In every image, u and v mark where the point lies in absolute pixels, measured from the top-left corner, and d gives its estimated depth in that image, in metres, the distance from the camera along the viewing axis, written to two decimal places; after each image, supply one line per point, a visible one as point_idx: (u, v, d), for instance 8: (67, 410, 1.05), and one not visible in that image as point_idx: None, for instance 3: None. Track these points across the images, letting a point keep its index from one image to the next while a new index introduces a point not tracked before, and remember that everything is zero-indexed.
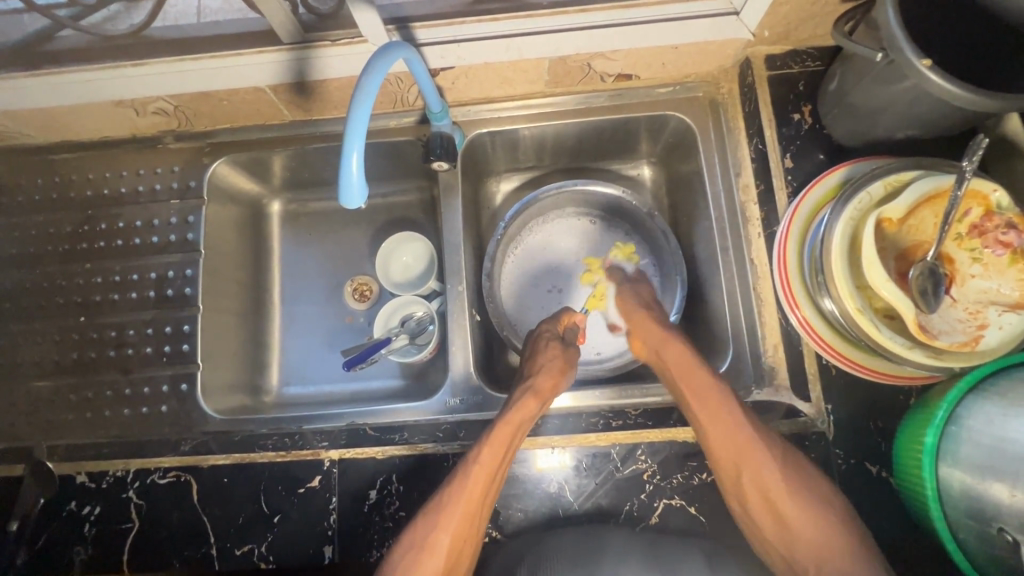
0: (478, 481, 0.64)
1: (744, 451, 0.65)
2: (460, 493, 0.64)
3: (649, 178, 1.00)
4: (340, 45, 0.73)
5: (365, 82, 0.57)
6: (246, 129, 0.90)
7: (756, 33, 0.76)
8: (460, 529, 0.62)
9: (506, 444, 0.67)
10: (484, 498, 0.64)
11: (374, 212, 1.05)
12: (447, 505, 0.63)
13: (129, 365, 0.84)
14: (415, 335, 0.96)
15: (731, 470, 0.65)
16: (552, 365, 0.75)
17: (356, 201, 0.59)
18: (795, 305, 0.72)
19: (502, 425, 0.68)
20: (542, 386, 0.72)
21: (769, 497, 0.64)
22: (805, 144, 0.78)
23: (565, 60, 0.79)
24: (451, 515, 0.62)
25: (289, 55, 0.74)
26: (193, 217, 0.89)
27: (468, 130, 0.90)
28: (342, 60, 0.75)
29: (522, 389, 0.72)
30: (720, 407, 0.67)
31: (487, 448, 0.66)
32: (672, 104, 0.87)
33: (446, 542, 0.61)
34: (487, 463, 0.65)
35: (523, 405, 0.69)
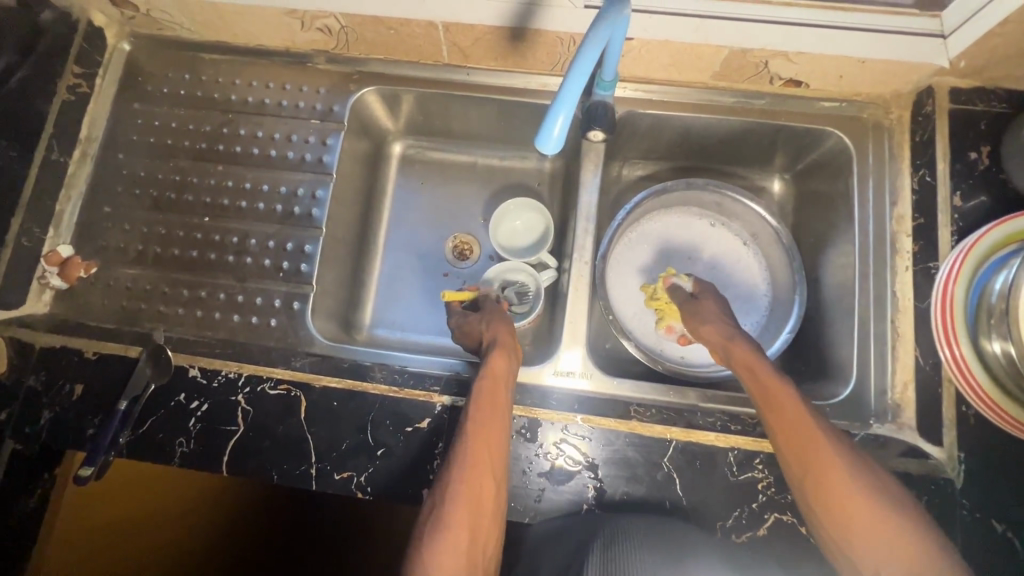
0: (477, 435, 0.64)
1: (817, 451, 0.60)
2: (466, 447, 0.63)
3: (778, 192, 0.98)
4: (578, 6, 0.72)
5: (601, 25, 0.55)
6: (398, 64, 0.90)
7: (952, 62, 0.74)
8: (478, 477, 0.61)
9: (490, 394, 0.68)
10: (489, 465, 0.63)
11: (492, 173, 1.04)
12: (461, 458, 0.63)
13: (246, 274, 0.84)
14: (513, 300, 0.94)
15: (806, 474, 0.60)
16: (497, 326, 0.77)
17: (545, 147, 0.61)
18: (950, 341, 0.70)
19: (484, 378, 0.69)
20: (505, 342, 0.74)
21: (828, 491, 0.58)
22: (977, 185, 0.75)
23: (746, 54, 0.77)
24: (463, 468, 0.62)
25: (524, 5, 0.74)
26: (331, 139, 0.89)
27: (620, 107, 0.87)
28: (569, 19, 0.74)
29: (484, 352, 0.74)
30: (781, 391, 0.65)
31: (476, 403, 0.67)
32: (834, 121, 0.84)
33: (461, 516, 0.58)
34: (480, 431, 0.64)
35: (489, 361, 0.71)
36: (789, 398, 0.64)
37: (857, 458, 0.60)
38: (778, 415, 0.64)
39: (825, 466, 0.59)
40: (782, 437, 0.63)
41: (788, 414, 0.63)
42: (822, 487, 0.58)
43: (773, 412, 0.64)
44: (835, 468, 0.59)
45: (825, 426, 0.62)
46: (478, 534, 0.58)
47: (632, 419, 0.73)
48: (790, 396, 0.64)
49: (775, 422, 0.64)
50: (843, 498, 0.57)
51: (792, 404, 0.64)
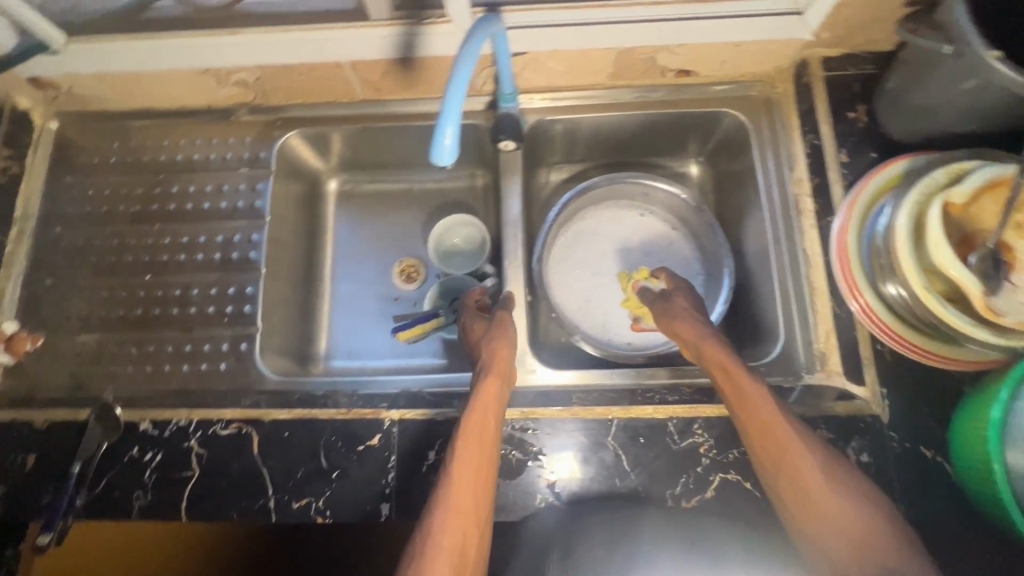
0: (464, 474, 0.65)
1: (792, 460, 0.63)
2: (452, 489, 0.64)
3: (695, 175, 1.03)
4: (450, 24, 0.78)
5: (471, 43, 0.62)
6: (317, 107, 0.95)
7: (815, 34, 0.80)
8: (463, 519, 0.63)
9: (479, 431, 0.68)
10: (475, 497, 0.64)
11: (426, 196, 1.08)
12: (445, 501, 0.64)
13: (192, 324, 0.86)
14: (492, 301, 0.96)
15: (774, 459, 0.64)
16: (495, 343, 0.76)
17: (446, 159, 0.61)
18: (855, 292, 0.75)
19: (473, 410, 0.69)
20: (499, 366, 0.74)
21: (795, 475, 0.63)
22: (859, 141, 0.81)
23: (631, 52, 0.83)
24: (447, 510, 0.63)
25: (402, 31, 0.79)
26: (261, 185, 0.92)
27: (529, 116, 0.93)
28: (447, 38, 0.80)
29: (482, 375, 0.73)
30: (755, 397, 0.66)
31: (463, 438, 0.67)
32: (727, 102, 0.90)
33: (446, 548, 0.60)
34: (467, 463, 0.66)
35: (481, 389, 0.71)
36: (754, 388, 0.67)
37: (829, 461, 0.64)
38: (739, 401, 0.67)
39: (796, 475, 0.62)
40: (748, 424, 0.66)
41: (752, 403, 0.66)
42: (789, 470, 0.63)
43: (738, 401, 0.67)
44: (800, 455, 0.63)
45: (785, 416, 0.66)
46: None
47: (574, 405, 0.75)
48: (752, 384, 0.67)
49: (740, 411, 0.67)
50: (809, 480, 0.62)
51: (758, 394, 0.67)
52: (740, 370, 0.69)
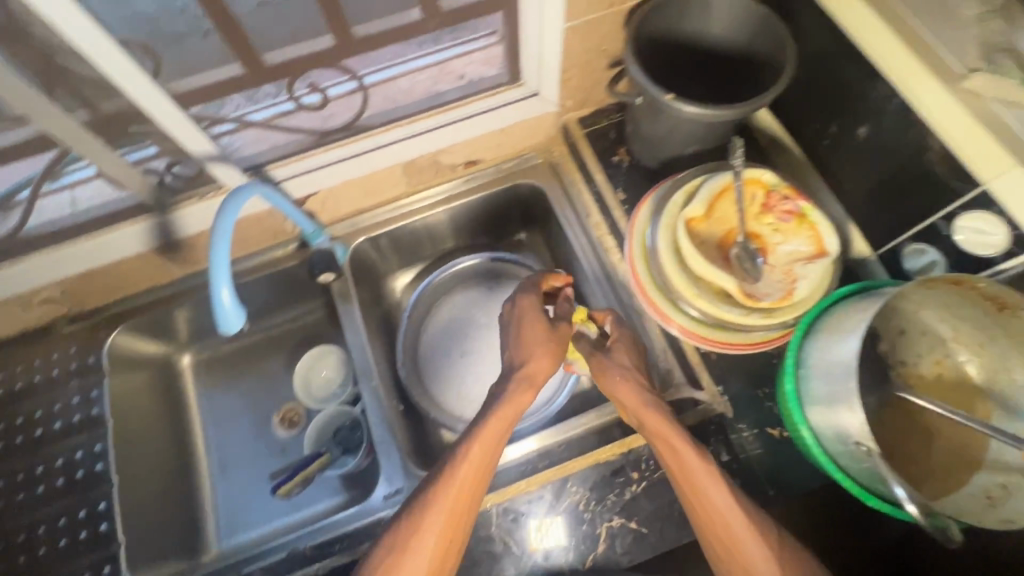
0: (463, 471, 0.66)
1: (741, 540, 0.61)
2: (453, 485, 0.65)
3: (528, 241, 1.09)
4: (196, 204, 0.82)
5: (221, 222, 0.66)
6: (139, 295, 0.94)
7: (561, 104, 0.92)
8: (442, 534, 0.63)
9: (496, 436, 0.68)
10: (471, 494, 0.65)
11: (283, 337, 1.06)
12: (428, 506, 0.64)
13: (46, 566, 0.79)
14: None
15: (721, 539, 0.62)
16: (540, 350, 0.75)
17: (232, 326, 0.65)
18: (669, 319, 0.79)
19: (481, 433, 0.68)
20: (536, 376, 0.74)
21: (742, 556, 0.61)
22: (631, 177, 0.92)
23: (413, 162, 0.91)
24: (441, 508, 0.64)
25: (152, 222, 0.82)
26: (95, 391, 0.89)
27: (351, 241, 0.96)
28: (202, 217, 0.83)
29: (516, 381, 0.73)
30: (700, 471, 0.64)
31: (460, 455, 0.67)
32: (519, 174, 0.99)
33: (432, 539, 0.63)
34: (474, 461, 0.66)
35: (515, 397, 0.71)
36: (695, 461, 0.65)
37: (775, 533, 0.62)
38: (685, 475, 0.65)
39: (744, 555, 0.60)
40: (693, 501, 0.64)
41: (696, 481, 0.64)
42: (728, 546, 0.62)
43: (683, 476, 0.65)
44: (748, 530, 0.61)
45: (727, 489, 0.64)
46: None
47: None
48: (694, 458, 0.65)
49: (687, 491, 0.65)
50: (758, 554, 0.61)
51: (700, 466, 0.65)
52: (686, 445, 0.66)
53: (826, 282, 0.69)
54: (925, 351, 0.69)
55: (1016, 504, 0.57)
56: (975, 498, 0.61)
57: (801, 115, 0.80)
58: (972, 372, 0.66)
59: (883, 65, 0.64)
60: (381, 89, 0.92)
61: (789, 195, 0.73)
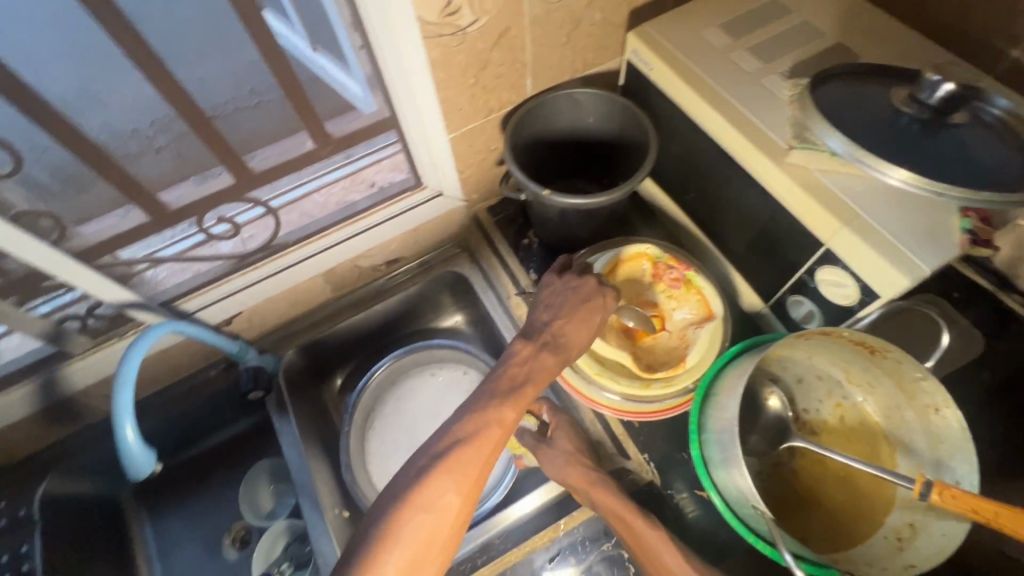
0: (480, 443, 0.61)
1: None
2: (462, 456, 0.59)
3: (463, 322, 1.14)
4: (86, 357, 0.83)
5: (123, 373, 0.67)
6: (70, 437, 0.93)
7: (465, 198, 0.98)
8: (424, 535, 0.55)
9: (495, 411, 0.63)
10: (477, 465, 0.59)
11: (227, 454, 1.06)
12: (409, 502, 0.56)
13: None
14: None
15: None
16: (575, 318, 0.70)
17: (143, 467, 0.68)
18: (595, 400, 0.75)
19: (482, 425, 0.62)
20: (558, 347, 0.69)
21: None
22: (541, 256, 0.97)
23: (333, 271, 0.96)
24: (451, 476, 0.58)
25: (41, 379, 0.82)
26: (25, 546, 0.80)
27: (282, 351, 0.99)
28: (93, 366, 0.84)
29: (541, 345, 0.69)
30: (657, 543, 0.63)
31: (455, 451, 0.60)
32: (440, 266, 1.05)
33: (439, 515, 0.56)
34: (480, 440, 0.61)
35: (541, 365, 0.68)
36: (648, 532, 0.64)
37: None
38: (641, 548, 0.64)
39: None
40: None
41: (652, 554, 0.63)
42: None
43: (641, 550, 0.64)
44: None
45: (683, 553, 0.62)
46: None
47: None
48: (647, 530, 0.64)
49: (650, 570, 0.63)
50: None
51: (656, 537, 0.64)
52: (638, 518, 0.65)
53: (718, 343, 0.73)
54: (824, 396, 0.72)
55: (924, 547, 0.59)
56: (887, 540, 0.62)
57: (675, 187, 0.87)
58: (871, 410, 0.69)
59: (720, 138, 0.70)
60: (294, 207, 0.97)
61: (673, 264, 0.78)
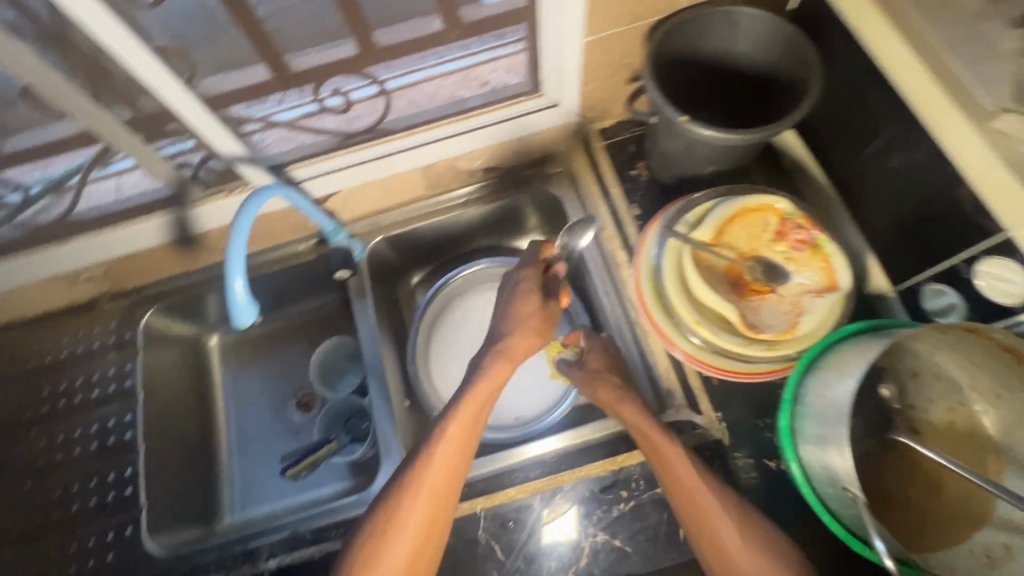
0: (428, 470, 0.68)
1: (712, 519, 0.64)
2: (425, 473, 0.68)
3: (543, 245, 1.12)
4: (219, 197, 0.87)
5: (235, 232, 0.67)
6: (172, 278, 1.01)
7: (581, 115, 0.92)
8: (425, 511, 0.67)
9: (471, 421, 0.71)
10: (452, 472, 0.69)
11: (303, 324, 1.11)
12: (410, 485, 0.68)
13: (78, 521, 0.87)
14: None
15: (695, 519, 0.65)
16: (523, 329, 0.79)
17: (248, 316, 0.67)
18: (673, 342, 0.74)
19: (442, 426, 0.70)
20: (513, 351, 0.77)
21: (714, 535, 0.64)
22: (647, 191, 0.91)
23: (432, 167, 0.93)
24: (417, 495, 0.67)
25: (174, 214, 0.87)
26: (129, 365, 0.96)
27: (369, 239, 1.00)
28: (221, 209, 0.88)
29: (493, 356, 0.77)
30: (676, 458, 0.67)
31: (432, 450, 0.69)
32: (537, 180, 0.99)
33: (415, 526, 0.66)
34: (444, 454, 0.69)
35: (493, 373, 0.75)
36: (685, 466, 0.67)
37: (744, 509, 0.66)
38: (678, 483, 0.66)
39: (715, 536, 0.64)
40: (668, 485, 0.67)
41: (690, 488, 0.66)
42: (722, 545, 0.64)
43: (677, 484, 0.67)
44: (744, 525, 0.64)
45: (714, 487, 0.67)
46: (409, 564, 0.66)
47: None
48: (684, 464, 0.67)
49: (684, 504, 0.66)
50: (755, 545, 0.63)
51: (692, 471, 0.67)
52: (676, 452, 0.68)
53: (833, 318, 0.68)
54: (938, 396, 0.65)
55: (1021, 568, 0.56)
56: (973, 554, 0.59)
57: (834, 142, 0.79)
58: (987, 425, 0.63)
59: (915, 100, 0.62)
60: (405, 94, 0.95)
61: (802, 224, 0.71)
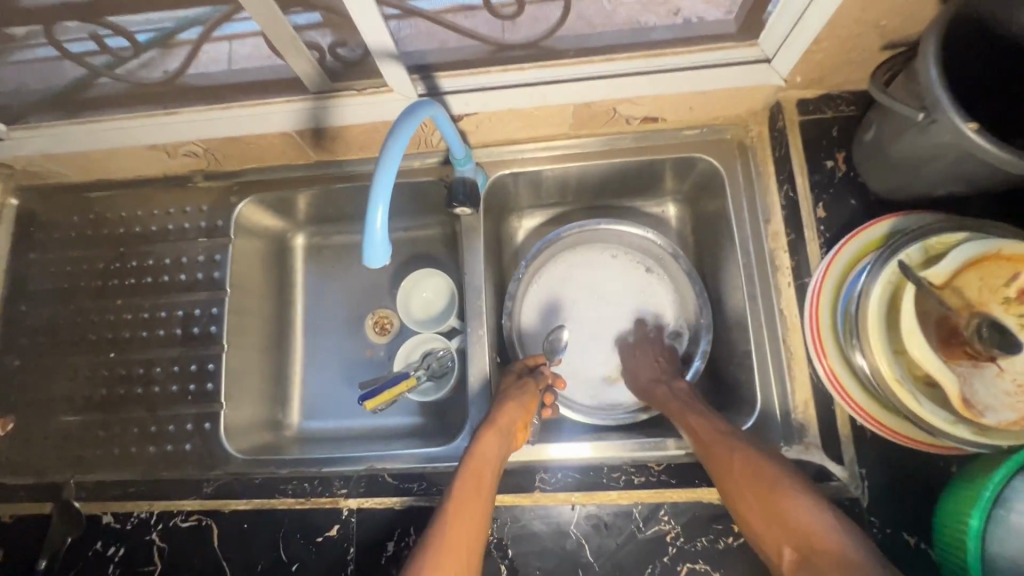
0: (457, 517, 0.62)
1: (765, 498, 0.58)
2: (444, 525, 0.61)
3: (674, 217, 0.97)
4: (366, 94, 0.75)
5: (390, 147, 0.57)
6: (273, 169, 0.92)
7: (788, 79, 0.74)
8: (453, 569, 0.58)
9: (472, 476, 0.66)
10: (477, 520, 0.63)
11: (396, 246, 1.03)
12: (436, 540, 0.60)
13: (156, 403, 0.85)
14: (547, 354, 0.89)
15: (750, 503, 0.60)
16: (511, 404, 0.73)
17: (380, 260, 0.59)
18: (822, 353, 0.71)
19: (468, 461, 0.67)
20: (505, 421, 0.71)
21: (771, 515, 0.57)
22: (839, 191, 0.76)
23: (590, 106, 0.78)
24: (436, 552, 0.59)
25: (312, 103, 0.76)
26: (219, 255, 0.90)
27: (491, 171, 0.89)
28: (367, 108, 0.76)
29: (498, 429, 0.70)
30: (722, 444, 0.64)
31: (455, 498, 0.64)
32: (698, 147, 0.85)
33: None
34: (459, 500, 0.64)
35: (489, 441, 0.69)
36: (772, 476, 0.60)
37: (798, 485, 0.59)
38: (754, 495, 0.59)
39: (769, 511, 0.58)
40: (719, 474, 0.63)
41: (768, 498, 0.58)
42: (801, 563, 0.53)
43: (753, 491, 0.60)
44: (832, 546, 0.52)
45: (811, 504, 0.57)
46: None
47: (536, 491, 0.72)
48: (773, 478, 0.60)
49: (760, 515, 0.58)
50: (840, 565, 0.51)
51: (784, 486, 0.58)
52: (766, 464, 0.61)
53: None
54: None
55: None
56: None
57: None
58: None
59: None
60: None
61: None
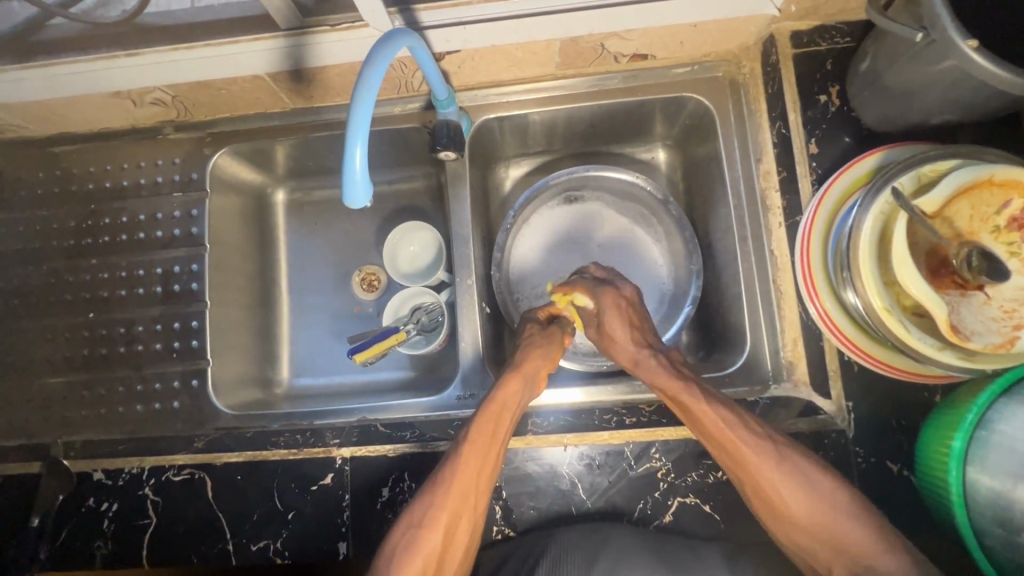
0: (472, 458, 0.62)
1: (760, 473, 0.59)
2: (458, 467, 0.61)
3: (664, 162, 0.95)
4: (341, 30, 0.69)
5: (367, 75, 0.54)
6: (247, 119, 0.87)
7: (782, 8, 0.71)
8: (459, 509, 0.60)
9: (491, 426, 0.64)
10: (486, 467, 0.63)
11: (381, 200, 1.00)
12: (446, 481, 0.61)
13: (141, 361, 0.84)
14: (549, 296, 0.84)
15: (756, 490, 0.60)
16: (528, 363, 0.70)
17: (361, 198, 0.56)
18: (815, 298, 0.70)
19: (489, 404, 0.66)
20: (526, 368, 0.69)
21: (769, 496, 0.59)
22: (831, 127, 0.74)
23: (576, 41, 0.75)
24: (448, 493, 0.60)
25: (287, 41, 0.71)
26: (196, 210, 0.87)
27: (475, 115, 0.86)
28: (343, 46, 0.71)
29: (519, 372, 0.68)
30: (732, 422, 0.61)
31: (471, 441, 0.63)
32: (689, 86, 0.82)
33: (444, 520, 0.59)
34: (476, 449, 0.62)
35: (509, 386, 0.67)
36: (764, 465, 0.59)
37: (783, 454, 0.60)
38: (751, 484, 0.60)
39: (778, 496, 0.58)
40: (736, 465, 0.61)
41: (761, 484, 0.59)
42: (788, 537, 0.59)
43: (749, 478, 0.60)
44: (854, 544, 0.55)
45: (797, 478, 0.58)
46: (445, 562, 0.58)
47: (528, 434, 0.72)
48: (776, 480, 0.58)
49: (761, 505, 0.60)
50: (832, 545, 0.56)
51: (768, 467, 0.59)
52: (751, 448, 0.60)
53: None
54: None
55: None
56: None
57: None
58: None
59: None
60: None
61: None
